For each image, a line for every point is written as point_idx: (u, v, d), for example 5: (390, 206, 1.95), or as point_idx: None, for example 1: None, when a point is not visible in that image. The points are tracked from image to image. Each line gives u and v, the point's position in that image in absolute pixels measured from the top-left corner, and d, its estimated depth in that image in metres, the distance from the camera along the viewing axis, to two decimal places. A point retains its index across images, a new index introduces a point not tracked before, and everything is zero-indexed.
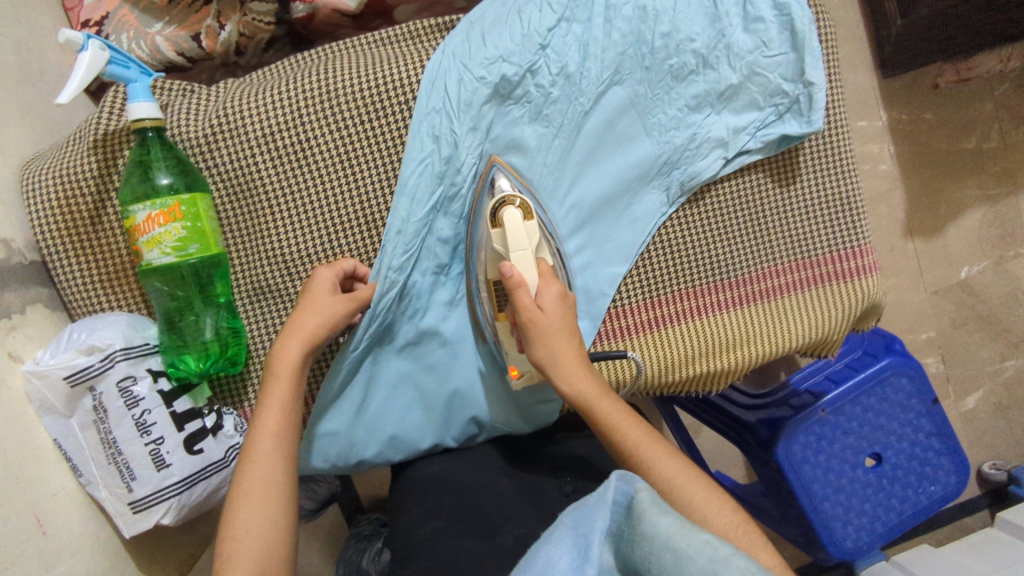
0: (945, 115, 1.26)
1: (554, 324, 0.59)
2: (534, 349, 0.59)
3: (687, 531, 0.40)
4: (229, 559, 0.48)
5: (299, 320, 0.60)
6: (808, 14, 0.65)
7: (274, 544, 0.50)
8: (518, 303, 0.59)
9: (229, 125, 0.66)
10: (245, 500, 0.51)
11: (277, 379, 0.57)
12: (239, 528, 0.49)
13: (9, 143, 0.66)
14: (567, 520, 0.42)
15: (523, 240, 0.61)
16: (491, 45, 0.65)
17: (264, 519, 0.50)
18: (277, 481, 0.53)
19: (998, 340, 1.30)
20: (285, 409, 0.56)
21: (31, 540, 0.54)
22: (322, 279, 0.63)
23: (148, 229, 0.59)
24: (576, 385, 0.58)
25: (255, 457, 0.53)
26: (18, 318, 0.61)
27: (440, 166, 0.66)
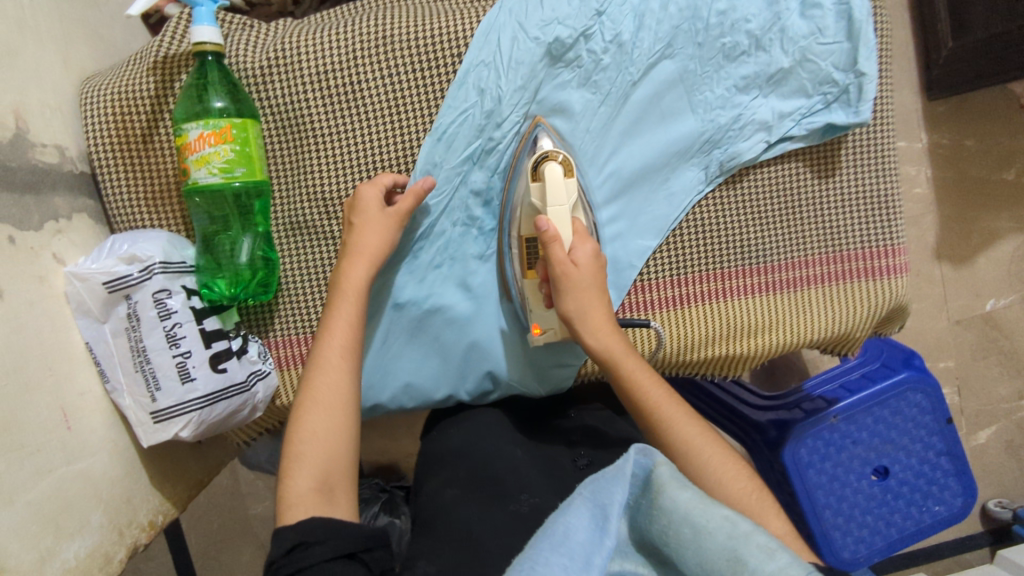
0: (988, 144, 1.24)
1: (586, 280, 0.61)
2: (563, 303, 0.61)
3: (705, 507, 0.40)
4: (297, 460, 0.52)
5: (360, 240, 0.63)
6: (866, 5, 0.66)
7: (340, 449, 0.54)
8: (552, 256, 0.60)
9: (286, 60, 0.67)
10: (313, 406, 0.55)
11: (344, 296, 0.61)
12: (304, 434, 0.53)
13: (73, 56, 0.68)
14: (585, 493, 0.43)
15: (562, 194, 0.62)
16: (549, 6, 0.67)
17: (329, 429, 0.54)
18: (341, 394, 0.56)
19: (1017, 377, 1.28)
20: (350, 323, 0.60)
21: (56, 432, 0.55)
22: (369, 195, 0.64)
23: (199, 147, 0.61)
24: (600, 341, 0.61)
25: (320, 370, 0.57)
26: (65, 222, 0.63)
27: (481, 118, 0.68)
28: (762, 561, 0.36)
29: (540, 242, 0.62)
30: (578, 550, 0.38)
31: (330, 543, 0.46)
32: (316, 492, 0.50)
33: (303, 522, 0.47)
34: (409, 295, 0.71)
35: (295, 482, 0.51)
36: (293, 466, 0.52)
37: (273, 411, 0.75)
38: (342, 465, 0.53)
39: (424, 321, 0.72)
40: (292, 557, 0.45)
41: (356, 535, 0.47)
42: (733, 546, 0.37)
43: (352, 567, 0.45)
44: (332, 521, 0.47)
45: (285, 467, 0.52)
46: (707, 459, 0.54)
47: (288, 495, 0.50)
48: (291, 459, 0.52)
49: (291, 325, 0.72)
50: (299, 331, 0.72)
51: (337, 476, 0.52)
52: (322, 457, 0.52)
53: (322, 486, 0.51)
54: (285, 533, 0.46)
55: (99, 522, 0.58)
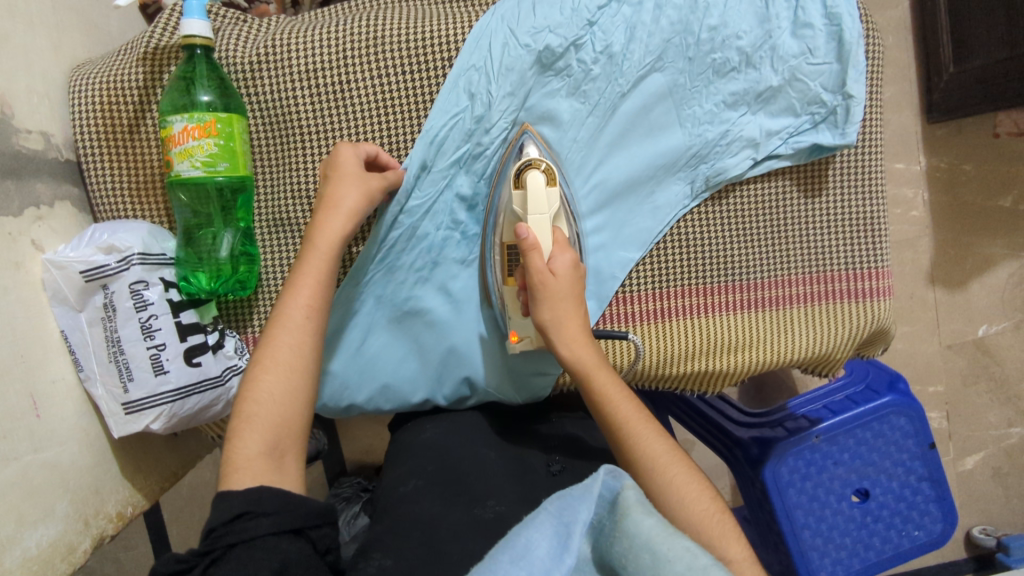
0: (987, 169, 1.24)
1: (562, 289, 0.61)
2: (540, 310, 0.61)
3: (669, 536, 0.39)
4: (248, 421, 0.51)
5: (337, 197, 0.61)
6: (857, 27, 0.66)
7: (294, 412, 0.53)
8: (530, 265, 0.60)
9: (275, 56, 0.67)
10: (268, 367, 0.53)
11: (316, 250, 0.59)
12: (259, 392, 0.52)
13: (65, 43, 0.68)
14: (550, 508, 0.42)
15: (542, 202, 0.62)
16: (541, 14, 0.66)
17: (286, 388, 0.53)
18: (303, 353, 0.55)
19: (1006, 405, 1.28)
20: (319, 278, 0.58)
21: (24, 420, 0.55)
22: (347, 156, 0.63)
23: (182, 140, 0.60)
24: (575, 351, 0.61)
25: (282, 324, 0.55)
26: (46, 210, 0.63)
27: (470, 124, 0.68)
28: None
29: (519, 250, 0.62)
30: (536, 566, 0.37)
31: (277, 517, 0.45)
32: (263, 457, 0.50)
33: (251, 493, 0.46)
34: (389, 295, 0.71)
35: (241, 443, 0.50)
36: (242, 427, 0.51)
37: None
38: (295, 428, 0.53)
39: (402, 321, 0.72)
40: (235, 526, 0.44)
41: (303, 512, 0.46)
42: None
43: (296, 544, 0.45)
44: (285, 496, 0.47)
45: (235, 424, 0.51)
46: (674, 478, 0.54)
47: (235, 457, 0.49)
48: (242, 418, 0.51)
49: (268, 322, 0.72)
50: None
51: (286, 442, 0.52)
52: (273, 419, 0.51)
53: (270, 450, 0.50)
54: (231, 500, 0.45)
55: (64, 511, 0.58)
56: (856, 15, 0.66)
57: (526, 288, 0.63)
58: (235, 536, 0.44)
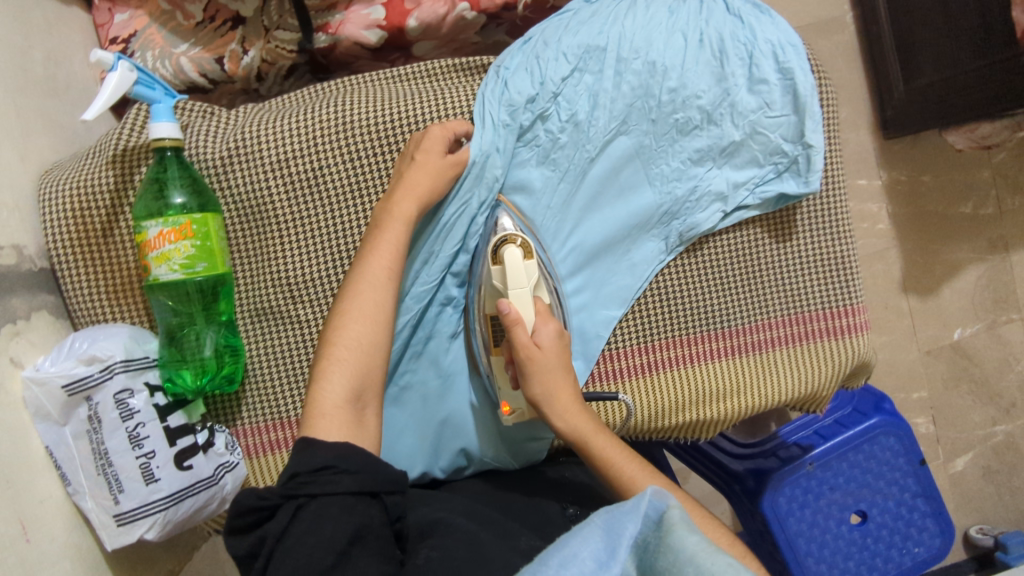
0: (944, 179, 1.28)
1: (550, 362, 0.62)
2: (531, 385, 0.62)
3: (712, 554, 0.37)
4: (337, 366, 0.54)
5: (411, 175, 0.63)
6: (810, 80, 0.69)
7: (374, 366, 0.56)
8: (517, 340, 0.61)
9: (246, 149, 0.68)
10: (354, 318, 0.56)
11: (393, 218, 0.62)
12: (348, 339, 0.55)
13: (30, 151, 0.68)
14: (599, 520, 0.40)
15: (522, 277, 0.62)
16: (514, 88, 0.68)
17: (371, 336, 0.56)
18: (385, 309, 0.58)
19: (988, 404, 1.31)
20: (398, 244, 0.61)
21: (15, 546, 0.54)
22: (435, 138, 0.64)
23: (159, 244, 0.61)
24: (571, 423, 0.61)
25: (367, 280, 0.58)
26: (22, 324, 0.62)
27: (469, 203, 0.69)
28: None
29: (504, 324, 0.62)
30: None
31: (359, 477, 0.46)
32: (346, 409, 0.52)
33: (338, 448, 0.48)
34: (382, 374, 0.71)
35: (329, 386, 0.53)
36: (327, 372, 0.54)
37: None
38: (374, 385, 0.55)
39: (398, 397, 0.72)
40: (318, 478, 0.45)
41: (381, 477, 0.48)
42: None
43: (371, 507, 0.46)
44: (364, 457, 0.48)
45: (322, 366, 0.54)
46: None
47: (323, 404, 0.52)
48: (329, 363, 0.54)
49: (259, 413, 0.71)
50: (267, 419, 0.71)
51: (366, 397, 0.54)
52: (358, 366, 0.54)
53: (352, 401, 0.53)
54: (318, 453, 0.47)
55: None
56: (807, 69, 0.69)
57: (514, 362, 0.63)
58: (316, 487, 0.45)
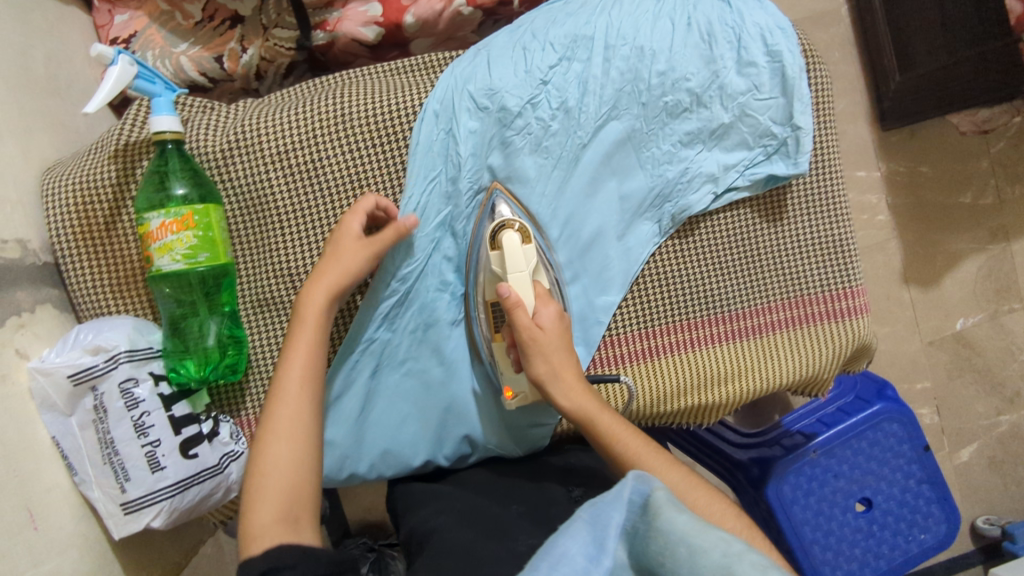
0: (942, 170, 1.28)
1: (552, 342, 0.64)
2: (534, 365, 0.63)
3: (702, 531, 0.39)
4: (259, 494, 0.54)
5: (320, 272, 0.64)
6: (799, 62, 0.70)
7: (302, 478, 0.55)
8: (518, 322, 0.62)
9: (245, 141, 0.69)
10: (273, 439, 0.56)
11: (304, 323, 0.62)
12: (267, 464, 0.55)
13: (32, 147, 0.69)
14: (584, 515, 0.41)
15: (520, 260, 0.63)
16: (496, 75, 0.70)
17: (291, 454, 0.56)
18: (303, 421, 0.58)
19: (992, 394, 1.30)
20: (310, 351, 0.61)
21: (23, 533, 0.54)
22: (347, 227, 0.65)
23: (161, 236, 0.61)
24: (576, 402, 0.62)
25: (281, 398, 0.58)
26: (28, 316, 0.63)
27: (448, 186, 0.71)
28: None
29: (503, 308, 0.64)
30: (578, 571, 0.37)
31: (301, 569, 0.48)
32: (280, 523, 0.52)
33: (274, 554, 0.48)
34: (385, 362, 0.72)
35: (255, 515, 0.52)
36: (255, 498, 0.53)
37: None
38: (306, 490, 0.55)
39: (401, 384, 0.73)
40: None
41: (326, 559, 0.49)
42: (727, 564, 0.37)
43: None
44: (305, 550, 0.49)
45: (248, 497, 0.54)
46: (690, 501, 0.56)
47: (251, 527, 0.52)
48: (254, 491, 0.54)
49: (263, 404, 0.72)
50: None
51: (299, 507, 0.54)
52: (284, 491, 0.54)
53: (284, 517, 0.53)
54: (256, 564, 0.48)
55: None
56: (796, 51, 0.69)
57: (516, 344, 0.65)
58: None
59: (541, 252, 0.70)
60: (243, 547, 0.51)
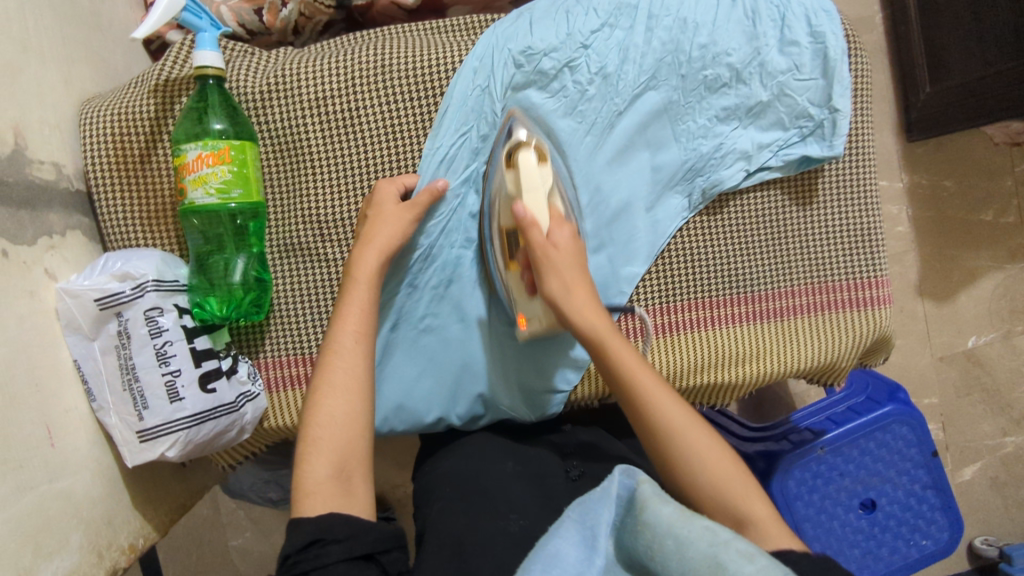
0: (966, 184, 1.27)
1: (565, 260, 0.62)
2: (546, 281, 0.61)
3: (687, 520, 0.41)
4: (313, 447, 0.54)
5: (372, 235, 0.64)
6: (841, 44, 0.69)
7: (357, 434, 0.55)
8: (533, 240, 0.61)
9: (284, 83, 0.69)
10: (329, 393, 0.56)
11: (356, 280, 0.62)
12: (320, 417, 0.55)
13: (74, 77, 0.69)
14: (573, 515, 0.44)
15: (536, 179, 0.62)
16: (536, 35, 0.69)
17: (347, 409, 0.56)
18: (360, 376, 0.57)
19: (1000, 415, 1.29)
20: (365, 307, 0.61)
21: (40, 448, 0.54)
22: (386, 193, 0.67)
23: (196, 168, 0.62)
24: (588, 325, 0.60)
25: (337, 352, 0.58)
26: (58, 239, 0.63)
27: (477, 142, 0.71)
28: (740, 566, 0.37)
29: (518, 229, 0.63)
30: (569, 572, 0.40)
31: (348, 543, 0.49)
32: (333, 480, 0.52)
33: (324, 519, 0.50)
34: (404, 316, 0.72)
35: (309, 468, 0.53)
36: (308, 452, 0.53)
37: (262, 431, 0.74)
38: (359, 450, 0.55)
39: (419, 340, 0.73)
40: (309, 554, 0.48)
41: (376, 537, 0.51)
42: (713, 553, 0.38)
43: (367, 568, 0.50)
44: (351, 520, 0.50)
45: (302, 449, 0.54)
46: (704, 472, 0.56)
47: (306, 483, 0.52)
48: (308, 444, 0.54)
49: (283, 347, 0.72)
50: (289, 352, 0.72)
51: (353, 463, 0.54)
52: (339, 442, 0.54)
53: (338, 474, 0.53)
54: (304, 528, 0.49)
55: (79, 542, 0.57)
56: (839, 33, 0.69)
57: (530, 266, 0.64)
58: (310, 563, 0.48)
59: (559, 179, 0.68)
60: (296, 502, 0.52)
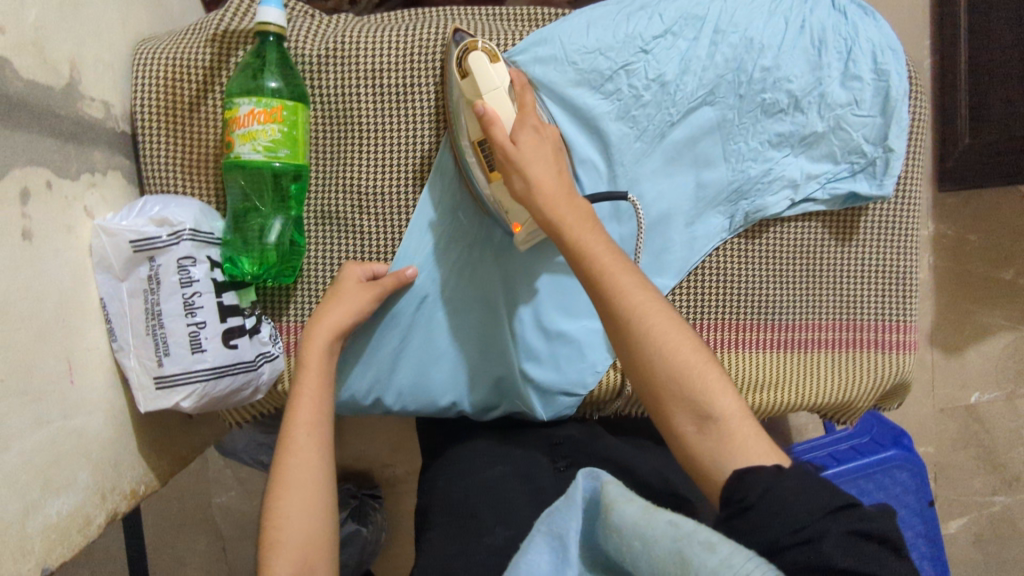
0: (989, 242, 1.24)
1: (530, 157, 0.60)
2: (512, 183, 0.61)
3: (652, 514, 0.40)
4: (273, 548, 0.54)
5: (328, 313, 0.65)
6: (904, 85, 0.69)
7: (316, 534, 0.55)
8: (494, 137, 0.60)
9: (342, 51, 0.69)
10: (285, 492, 0.56)
11: (306, 369, 0.62)
12: (281, 520, 0.55)
13: (131, 18, 0.69)
14: (542, 527, 0.44)
15: (492, 80, 0.62)
16: (593, 36, 0.69)
17: (303, 512, 0.56)
18: (312, 476, 0.58)
19: (992, 473, 1.27)
20: (317, 391, 0.62)
21: (60, 383, 0.54)
22: (347, 277, 0.67)
23: (247, 123, 0.61)
24: (555, 211, 0.58)
25: (288, 448, 0.58)
26: (100, 177, 0.63)
27: None
28: (703, 557, 0.36)
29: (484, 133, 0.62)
30: None
31: None
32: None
33: None
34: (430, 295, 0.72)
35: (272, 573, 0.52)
36: (267, 557, 0.53)
37: (276, 394, 0.74)
38: (320, 546, 0.55)
39: (444, 324, 0.72)
40: None
41: None
42: (677, 548, 0.38)
43: None
44: None
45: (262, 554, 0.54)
46: None
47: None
48: (269, 544, 0.54)
49: (306, 313, 0.72)
50: None
51: (314, 557, 0.54)
52: (301, 542, 0.54)
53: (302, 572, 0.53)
54: None
55: (86, 481, 0.56)
56: (904, 75, 0.69)
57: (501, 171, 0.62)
58: None
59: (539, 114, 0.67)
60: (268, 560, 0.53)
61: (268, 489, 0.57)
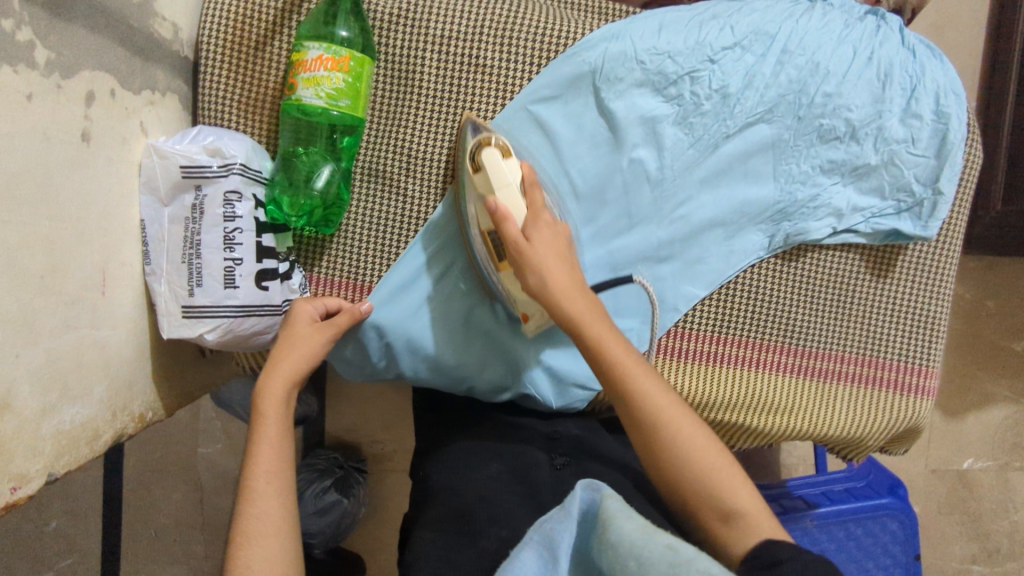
0: (1009, 310, 1.24)
1: (542, 253, 0.58)
2: (524, 278, 0.59)
3: (648, 534, 0.39)
4: None
5: (284, 357, 0.61)
6: (961, 131, 0.69)
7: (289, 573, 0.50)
8: (505, 231, 0.58)
9: (414, 13, 0.69)
10: (249, 538, 0.51)
11: (264, 420, 0.57)
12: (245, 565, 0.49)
13: None
14: (535, 535, 0.44)
15: (504, 171, 0.60)
16: (664, 38, 0.69)
17: (272, 553, 0.51)
18: (280, 516, 0.53)
19: (974, 541, 1.25)
20: (278, 443, 0.57)
21: (92, 291, 0.54)
22: (300, 317, 0.64)
23: (314, 68, 0.61)
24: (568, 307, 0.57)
25: (250, 495, 0.53)
26: (158, 97, 0.63)
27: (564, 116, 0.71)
28: None
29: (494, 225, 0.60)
30: None
31: None
32: None
33: None
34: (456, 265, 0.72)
35: None
36: None
37: None
38: None
39: (467, 300, 0.72)
40: None
41: None
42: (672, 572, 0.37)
43: None
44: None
45: None
46: None
47: None
48: None
49: (336, 268, 0.72)
50: (342, 275, 0.72)
51: None
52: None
53: None
54: None
55: (100, 396, 0.55)
56: (962, 121, 0.69)
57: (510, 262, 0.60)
58: None
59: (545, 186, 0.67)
60: None
61: (228, 535, 0.51)
